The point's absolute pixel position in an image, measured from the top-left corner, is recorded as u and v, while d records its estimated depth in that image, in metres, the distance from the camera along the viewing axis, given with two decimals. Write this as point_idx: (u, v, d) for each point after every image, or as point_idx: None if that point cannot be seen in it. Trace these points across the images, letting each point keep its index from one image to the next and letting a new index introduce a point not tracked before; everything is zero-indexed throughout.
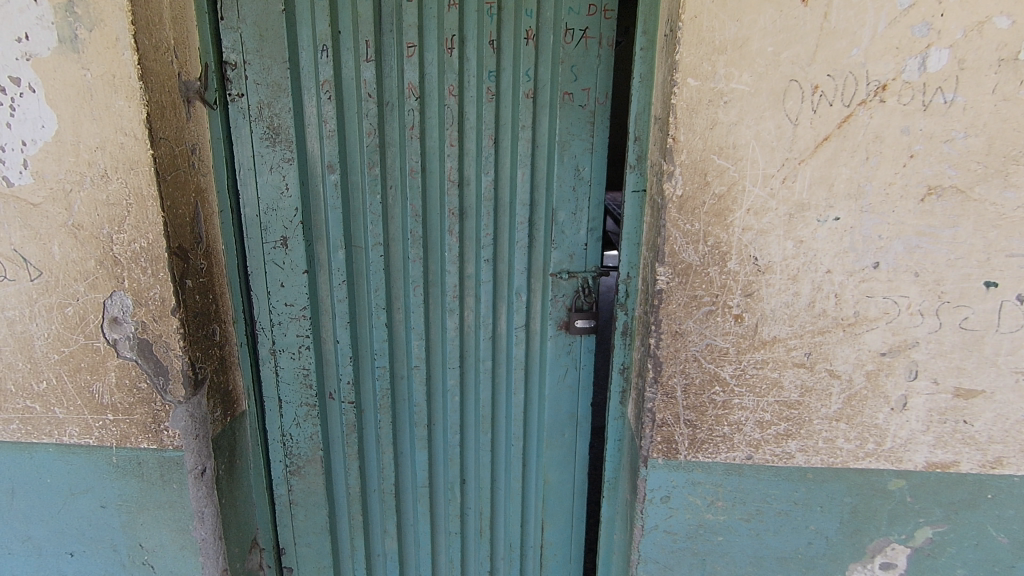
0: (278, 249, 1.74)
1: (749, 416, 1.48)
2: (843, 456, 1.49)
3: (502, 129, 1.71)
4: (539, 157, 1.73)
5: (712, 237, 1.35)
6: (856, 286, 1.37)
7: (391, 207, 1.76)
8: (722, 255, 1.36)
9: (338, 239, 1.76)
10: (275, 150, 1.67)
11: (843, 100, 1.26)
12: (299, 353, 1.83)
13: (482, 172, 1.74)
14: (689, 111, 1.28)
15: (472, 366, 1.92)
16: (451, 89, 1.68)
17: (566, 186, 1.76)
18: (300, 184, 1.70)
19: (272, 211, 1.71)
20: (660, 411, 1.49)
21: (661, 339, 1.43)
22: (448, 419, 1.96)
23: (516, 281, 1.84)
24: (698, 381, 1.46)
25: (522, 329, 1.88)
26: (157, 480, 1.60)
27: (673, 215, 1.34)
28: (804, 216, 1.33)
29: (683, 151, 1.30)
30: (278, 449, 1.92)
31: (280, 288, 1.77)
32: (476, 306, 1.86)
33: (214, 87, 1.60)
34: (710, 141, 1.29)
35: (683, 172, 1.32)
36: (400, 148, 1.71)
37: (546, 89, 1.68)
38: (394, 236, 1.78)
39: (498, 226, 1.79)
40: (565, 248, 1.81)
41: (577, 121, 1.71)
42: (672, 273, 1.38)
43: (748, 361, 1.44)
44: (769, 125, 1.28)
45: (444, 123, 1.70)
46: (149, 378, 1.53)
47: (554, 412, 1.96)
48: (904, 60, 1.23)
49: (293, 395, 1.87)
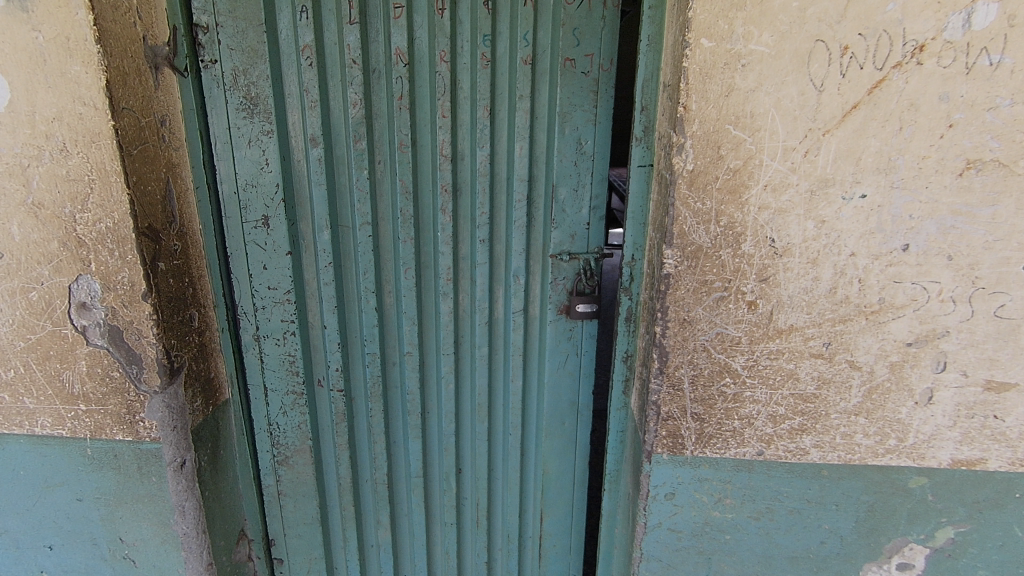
0: (259, 229, 1.63)
1: (761, 410, 1.37)
2: (862, 453, 1.39)
3: (498, 99, 1.61)
4: (538, 129, 1.64)
5: (726, 217, 1.24)
6: (882, 270, 1.25)
7: (379, 183, 1.65)
8: (736, 236, 1.25)
9: (324, 219, 1.65)
10: (253, 122, 1.55)
11: (876, 62, 1.12)
12: (284, 339, 1.73)
13: (476, 146, 1.64)
14: (702, 75, 1.15)
15: (468, 352, 1.85)
16: (443, 55, 1.56)
17: (568, 161, 1.67)
18: (281, 159, 1.59)
19: (252, 188, 1.59)
20: (665, 404, 1.39)
21: (668, 328, 1.33)
22: (443, 407, 1.89)
23: (514, 263, 1.76)
24: (706, 373, 1.35)
25: (520, 314, 1.82)
26: (135, 473, 1.53)
27: (682, 192, 1.23)
28: (827, 193, 1.20)
29: (694, 122, 1.18)
30: (265, 440, 1.84)
31: (263, 271, 1.66)
32: (471, 289, 1.79)
33: (185, 52, 1.48)
34: (725, 110, 1.17)
35: (694, 145, 1.19)
36: (388, 120, 1.60)
37: (546, 55, 1.57)
38: (384, 215, 1.68)
39: (494, 204, 1.71)
40: (566, 228, 1.73)
41: (578, 90, 1.61)
42: (680, 257, 1.27)
43: (762, 351, 1.33)
44: (791, 90, 1.15)
45: (436, 92, 1.59)
46: (121, 367, 1.44)
47: (554, 400, 1.91)
48: (947, 16, 1.09)
49: (279, 383, 1.77)
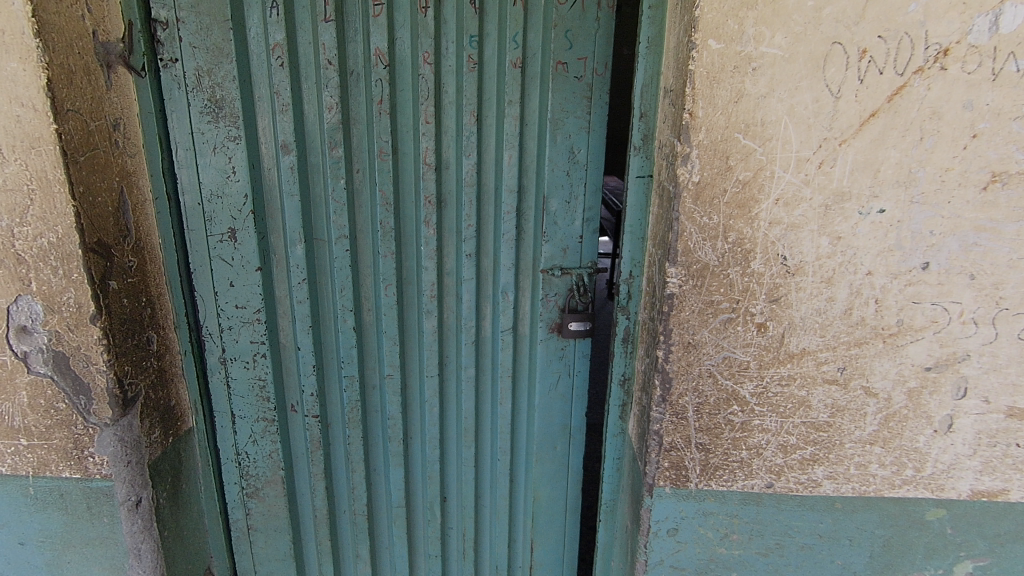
0: (226, 243, 1.50)
1: (770, 439, 1.28)
2: (877, 484, 1.30)
3: (485, 104, 1.51)
4: (528, 136, 1.55)
5: (734, 233, 1.14)
6: (901, 290, 1.16)
7: (357, 193, 1.54)
8: (745, 253, 1.15)
9: (297, 232, 1.52)
10: (219, 126, 1.42)
11: (896, 66, 1.03)
12: (254, 361, 1.59)
13: (462, 154, 1.54)
14: (710, 79, 1.05)
15: (453, 373, 1.75)
16: (426, 56, 1.46)
17: (560, 171, 1.58)
18: (249, 167, 1.46)
19: (217, 199, 1.46)
20: (668, 434, 1.29)
21: (671, 352, 1.23)
22: (427, 432, 1.78)
23: (502, 279, 1.67)
24: (712, 401, 1.26)
25: (509, 332, 1.72)
26: (84, 514, 1.38)
27: (687, 206, 1.13)
28: (843, 207, 1.11)
29: (701, 130, 1.08)
30: (233, 471, 1.69)
31: (230, 288, 1.53)
32: (457, 306, 1.69)
33: (142, 50, 1.34)
34: (734, 118, 1.07)
35: (700, 155, 1.10)
36: (366, 126, 1.49)
37: (537, 58, 1.48)
38: (362, 227, 1.56)
39: (481, 216, 1.61)
40: (557, 241, 1.65)
41: (571, 95, 1.52)
42: (685, 275, 1.17)
43: (771, 377, 1.23)
44: (805, 96, 1.06)
45: (419, 96, 1.48)
46: (67, 397, 1.29)
47: (545, 423, 1.82)
48: (973, 17, 1.00)
49: (248, 409, 1.63)
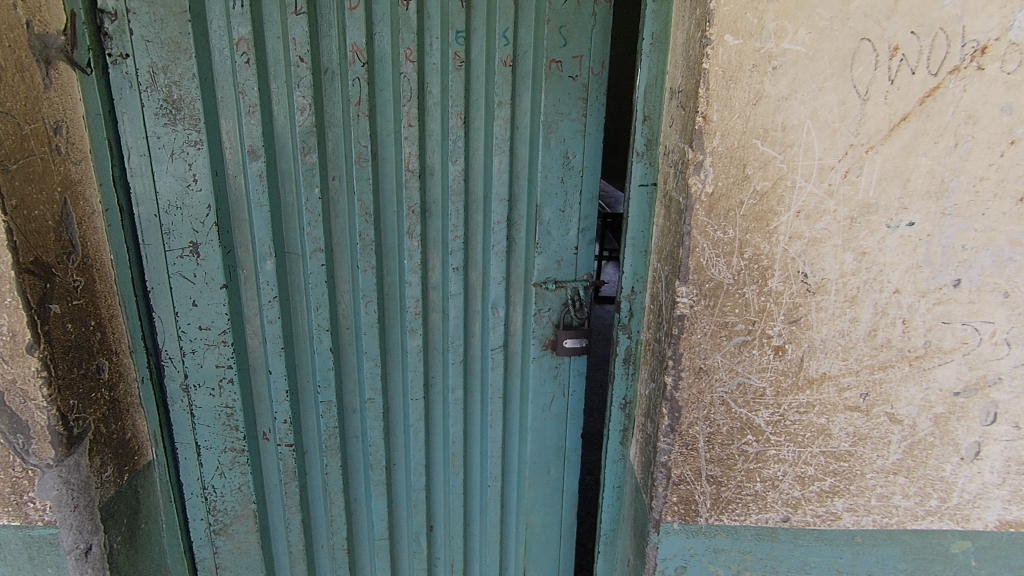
0: (187, 259, 1.35)
1: (787, 471, 1.18)
2: (900, 516, 1.20)
3: (473, 105, 1.41)
4: (519, 140, 1.44)
5: (750, 248, 1.04)
6: (929, 309, 1.06)
7: (334, 202, 1.41)
8: (762, 270, 1.05)
9: (267, 246, 1.39)
10: (177, 130, 1.28)
11: (929, 66, 0.94)
12: (220, 388, 1.45)
13: (449, 159, 1.43)
14: (726, 79, 0.95)
15: (440, 395, 1.63)
16: (408, 53, 1.34)
17: (553, 178, 1.48)
18: (213, 174, 1.32)
19: (176, 210, 1.32)
20: (677, 466, 1.18)
21: (681, 378, 1.12)
22: (412, 458, 1.66)
23: (491, 293, 1.55)
24: (725, 430, 1.15)
25: (500, 350, 1.61)
26: (28, 564, 1.25)
27: (700, 220, 1.03)
28: (869, 220, 1.01)
29: (716, 135, 0.98)
30: (198, 506, 1.55)
31: (192, 308, 1.39)
32: (444, 323, 1.57)
33: (87, 44, 1.19)
34: (752, 122, 0.97)
35: (714, 163, 0.99)
36: (343, 130, 1.36)
37: (529, 56, 1.38)
38: (339, 240, 1.43)
39: (469, 226, 1.50)
40: (551, 253, 1.54)
41: (566, 97, 1.42)
42: (696, 295, 1.07)
43: (789, 405, 1.13)
44: (830, 99, 0.95)
45: (400, 97, 1.37)
46: (2, 437, 1.15)
47: (538, 446, 1.71)
48: (1014, 12, 0.91)
49: (214, 440, 1.49)
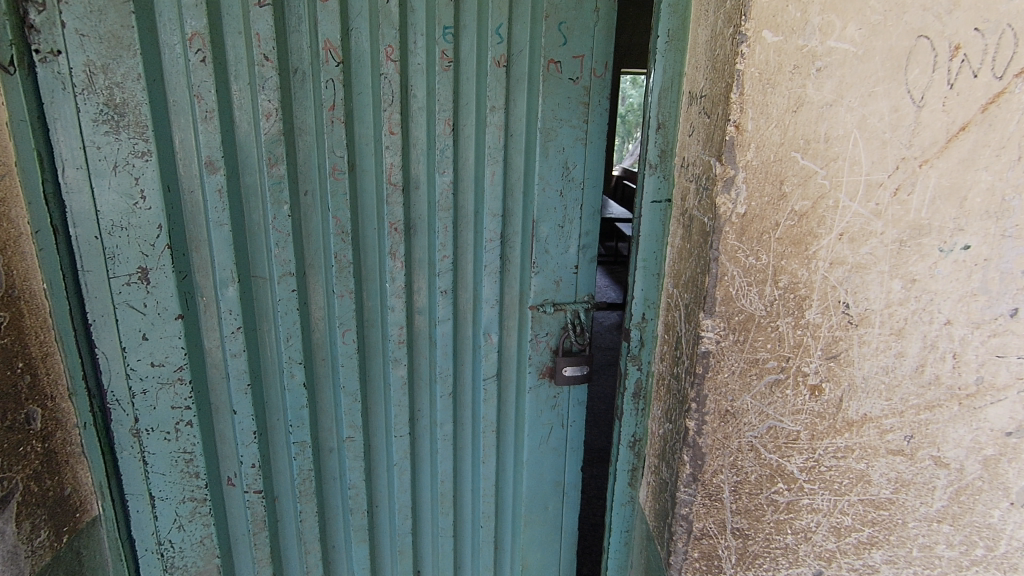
0: (135, 287, 1.18)
1: (821, 521, 1.05)
2: (943, 568, 1.07)
3: (463, 110, 1.27)
4: (514, 149, 1.31)
5: (786, 276, 0.91)
6: (982, 342, 0.93)
7: (306, 220, 1.25)
8: (799, 301, 0.92)
9: (229, 270, 1.22)
10: (120, 139, 1.11)
11: (994, 67, 0.81)
12: (176, 431, 1.28)
13: (435, 171, 1.29)
14: (763, 83, 0.83)
15: (427, 429, 1.47)
16: (389, 52, 1.19)
17: (551, 191, 1.35)
18: (164, 190, 1.15)
19: (122, 231, 1.15)
20: (699, 519, 1.05)
21: (705, 423, 0.99)
22: (397, 500, 1.50)
23: (483, 318, 1.41)
24: (753, 479, 1.02)
25: (493, 380, 1.46)
26: None
27: (730, 244, 0.90)
28: (921, 243, 0.89)
29: (750, 147, 0.85)
30: (154, 563, 1.37)
31: (142, 342, 1.21)
32: (431, 352, 1.41)
33: (9, 38, 1.02)
34: (792, 132, 0.84)
35: (748, 179, 0.87)
36: (316, 138, 1.21)
37: (524, 56, 1.25)
38: (313, 262, 1.28)
39: (459, 245, 1.35)
40: (548, 273, 1.40)
41: (566, 101, 1.29)
42: (723, 329, 0.94)
43: (825, 450, 1.00)
44: (881, 105, 0.83)
45: (380, 100, 1.22)
46: None
47: (535, 482, 1.57)
48: None
49: (171, 489, 1.32)
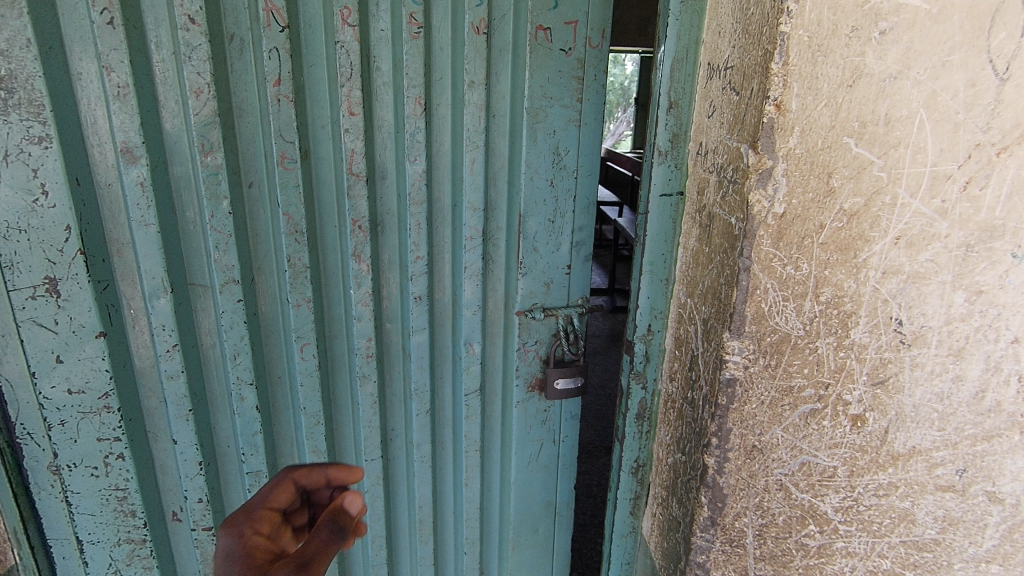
0: (43, 301, 0.98)
1: (855, 565, 0.89)
2: None
3: (436, 86, 1.08)
4: (497, 132, 1.12)
5: (829, 289, 0.75)
6: None
7: (252, 217, 1.06)
8: (844, 318, 0.76)
9: (159, 278, 1.02)
10: (9, 122, 0.90)
11: None
12: (106, 466, 1.09)
13: (405, 158, 1.10)
14: (812, 49, 0.68)
15: (402, 451, 1.31)
16: (346, 15, 1.00)
17: (540, 180, 1.17)
18: (72, 182, 0.95)
19: (20, 234, 0.94)
20: (717, 567, 0.91)
21: (728, 461, 0.84)
22: (370, 529, 1.34)
23: (464, 326, 1.24)
24: (781, 522, 0.88)
25: (476, 395, 1.29)
26: None
27: (764, 251, 0.74)
28: (991, 248, 0.70)
29: (792, 132, 0.70)
30: None
31: (56, 365, 1.02)
32: (404, 366, 1.24)
33: None
34: (845, 112, 0.69)
35: (789, 171, 0.72)
36: (260, 120, 1.01)
37: (508, 21, 1.06)
38: (261, 266, 1.09)
39: (434, 243, 1.17)
40: (537, 274, 1.23)
41: (556, 75, 1.11)
42: (753, 353, 0.78)
43: (865, 488, 0.84)
44: (955, 79, 0.66)
45: (337, 75, 1.03)
46: None
47: (524, 504, 1.41)
48: None
49: (103, 532, 1.13)
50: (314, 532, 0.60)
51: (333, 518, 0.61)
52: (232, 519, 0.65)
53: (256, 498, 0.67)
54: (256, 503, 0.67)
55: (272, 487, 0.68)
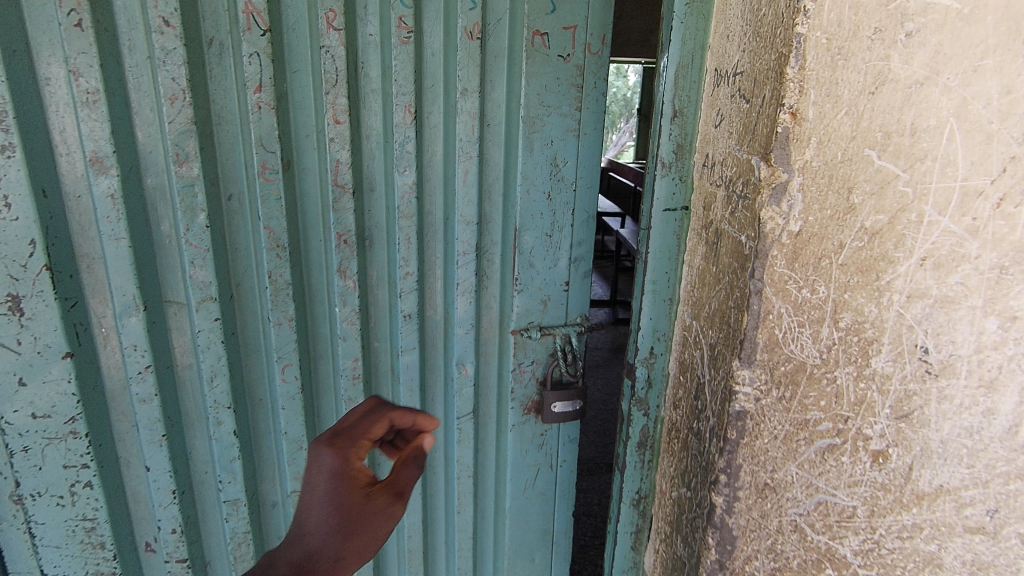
0: (5, 319, 0.91)
1: None
2: None
3: (427, 93, 1.02)
4: (491, 142, 1.07)
5: (850, 314, 0.68)
6: None
7: (232, 231, 1.01)
8: (865, 346, 0.69)
9: (131, 295, 0.97)
10: None
11: None
12: (72, 495, 1.02)
13: (394, 169, 1.05)
14: (831, 53, 0.62)
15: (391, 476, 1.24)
16: (331, 17, 0.94)
17: (537, 193, 1.11)
18: (37, 193, 0.88)
19: None
20: None
21: (736, 499, 0.77)
22: None
23: (456, 346, 1.17)
24: (794, 566, 0.79)
25: (469, 418, 1.22)
26: None
27: (778, 272, 0.68)
28: None
29: (809, 143, 0.64)
30: None
31: (19, 389, 0.94)
32: (393, 388, 1.18)
33: None
34: (867, 122, 0.63)
35: (806, 185, 0.66)
36: (239, 127, 0.96)
37: (504, 26, 1.01)
38: (241, 283, 1.03)
39: (425, 258, 1.11)
40: (533, 291, 1.17)
41: (554, 83, 1.05)
42: (763, 382, 0.72)
43: (887, 530, 0.75)
44: (989, 85, 0.60)
45: (321, 81, 0.97)
46: None
47: (519, 532, 1.34)
48: None
49: (69, 564, 1.06)
50: (404, 466, 0.69)
51: (416, 458, 0.70)
52: (333, 438, 0.67)
53: (354, 423, 0.70)
54: (358, 431, 0.69)
55: (372, 419, 0.71)
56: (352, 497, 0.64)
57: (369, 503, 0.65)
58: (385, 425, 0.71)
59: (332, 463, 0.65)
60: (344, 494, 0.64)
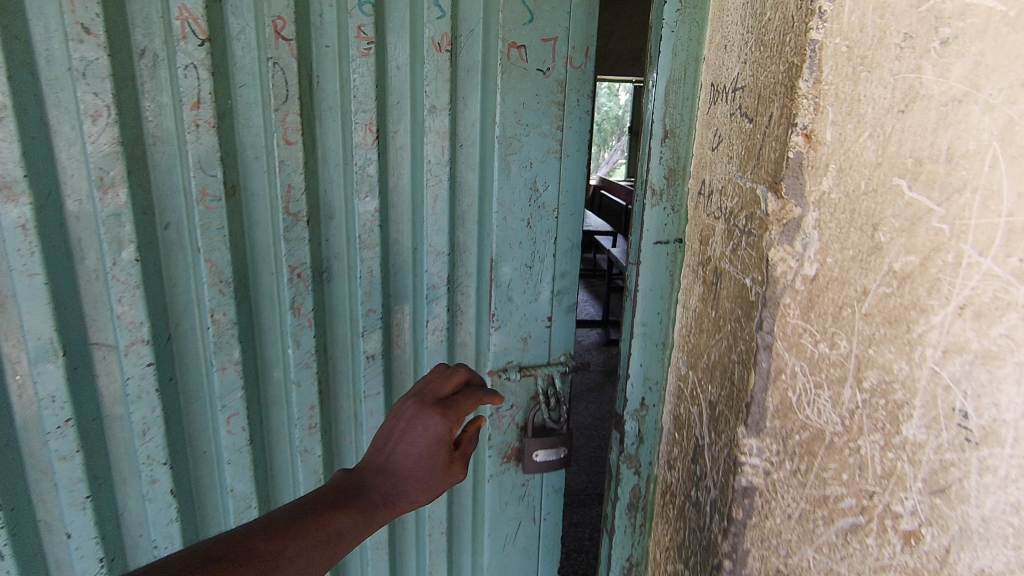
0: None
1: None
2: None
3: (391, 111, 0.92)
4: (464, 164, 0.96)
5: (875, 372, 0.57)
6: None
7: (169, 265, 0.89)
8: (893, 409, 0.57)
9: (49, 339, 0.85)
10: None
11: None
12: None
13: (354, 194, 0.94)
14: (853, 63, 0.52)
15: None
16: (280, 26, 0.83)
17: (515, 221, 1.00)
18: None
19: None
20: None
21: None
22: None
23: None
24: None
25: None
26: None
27: (791, 322, 0.57)
28: None
29: (827, 170, 0.54)
30: None
31: None
32: (356, 436, 1.06)
33: None
34: (896, 145, 0.52)
35: (824, 220, 0.55)
36: (176, 148, 0.85)
37: (477, 38, 0.91)
38: (181, 322, 0.91)
39: (391, 292, 1.00)
40: (512, 329, 1.05)
41: (534, 100, 0.95)
42: (773, 452, 0.61)
43: None
44: None
45: (269, 97, 0.86)
46: None
47: None
48: None
49: None
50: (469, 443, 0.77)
51: None
52: (447, 409, 0.74)
53: (457, 401, 0.77)
54: (462, 411, 0.77)
55: (472, 403, 0.79)
56: (443, 461, 0.70)
57: (448, 474, 0.71)
58: (475, 409, 0.79)
59: (440, 428, 0.72)
60: (439, 456, 0.71)
